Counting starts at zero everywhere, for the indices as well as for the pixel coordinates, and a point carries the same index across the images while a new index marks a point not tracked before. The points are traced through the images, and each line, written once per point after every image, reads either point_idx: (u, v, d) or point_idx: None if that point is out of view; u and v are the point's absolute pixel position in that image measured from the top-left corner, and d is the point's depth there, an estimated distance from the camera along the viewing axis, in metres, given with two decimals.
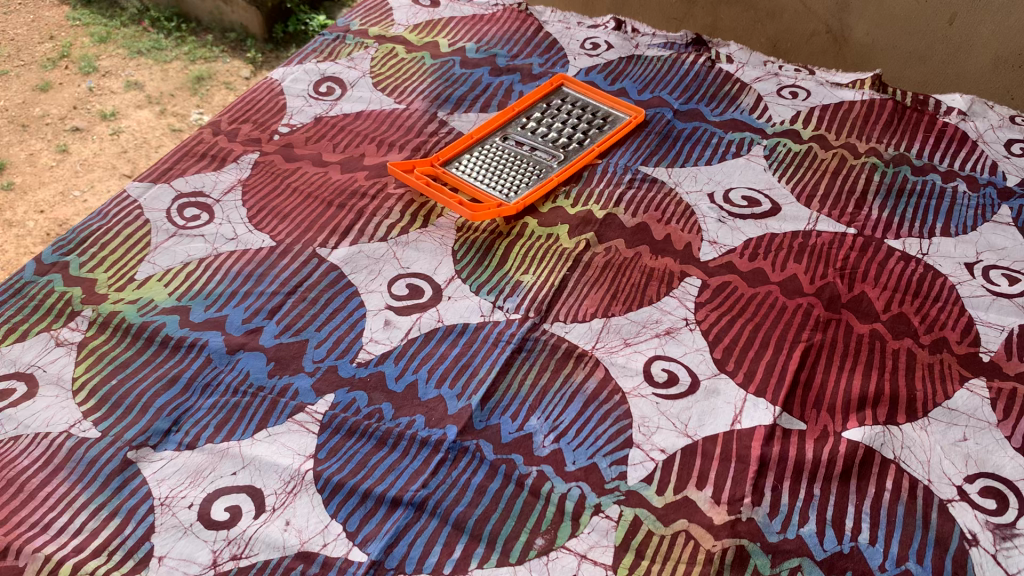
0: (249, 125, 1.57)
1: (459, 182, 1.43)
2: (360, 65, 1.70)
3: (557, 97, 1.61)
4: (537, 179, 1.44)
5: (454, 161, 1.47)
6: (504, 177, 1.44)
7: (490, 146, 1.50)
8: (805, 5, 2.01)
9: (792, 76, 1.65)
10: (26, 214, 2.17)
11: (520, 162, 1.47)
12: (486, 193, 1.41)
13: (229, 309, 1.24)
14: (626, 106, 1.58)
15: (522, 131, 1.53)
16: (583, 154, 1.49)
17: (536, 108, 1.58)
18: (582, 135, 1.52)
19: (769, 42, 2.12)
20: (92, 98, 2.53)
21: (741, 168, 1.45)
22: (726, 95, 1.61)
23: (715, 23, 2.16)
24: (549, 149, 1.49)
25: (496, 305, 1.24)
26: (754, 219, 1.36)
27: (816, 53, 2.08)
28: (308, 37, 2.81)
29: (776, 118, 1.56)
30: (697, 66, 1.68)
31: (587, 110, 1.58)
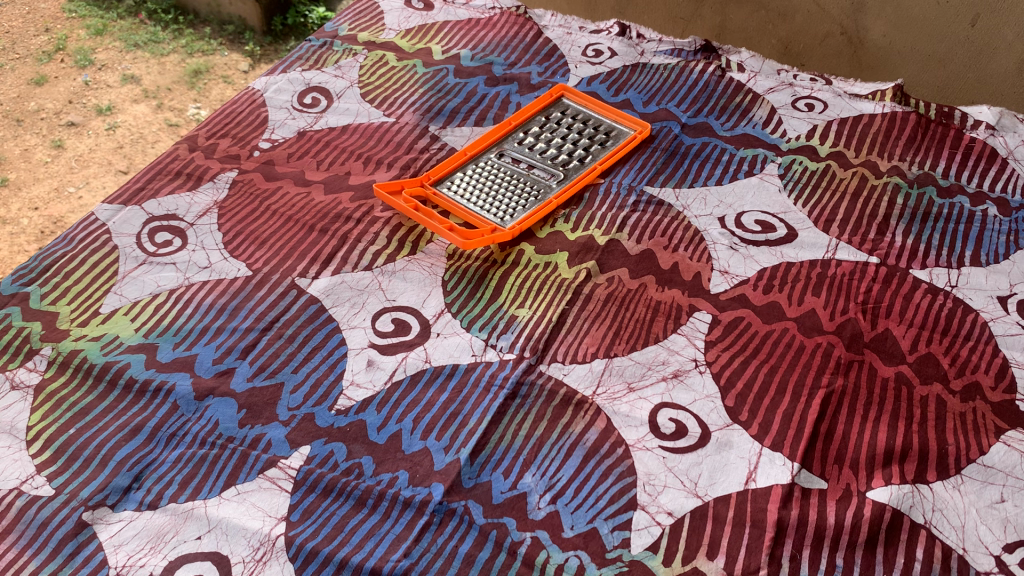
0: (227, 140, 1.47)
1: (450, 205, 1.33)
2: (348, 74, 1.60)
3: (557, 109, 1.51)
4: (535, 201, 1.34)
5: (445, 181, 1.37)
6: (499, 198, 1.34)
7: (485, 165, 1.40)
8: (818, 6, 1.90)
9: (808, 86, 1.55)
10: (20, 212, 2.09)
11: (516, 182, 1.37)
12: (480, 216, 1.31)
13: (199, 348, 1.14)
14: (630, 119, 1.48)
15: (519, 147, 1.43)
16: (585, 173, 1.38)
17: (534, 122, 1.48)
18: (583, 151, 1.42)
19: (780, 44, 2.01)
20: (88, 92, 2.43)
21: (754, 189, 1.35)
22: (737, 107, 1.51)
23: (723, 23, 2.05)
24: (548, 167, 1.39)
25: (489, 344, 1.14)
26: (768, 246, 1.26)
27: (830, 55, 1.97)
28: (308, 31, 2.69)
29: (791, 132, 1.45)
30: (706, 75, 1.58)
31: (588, 124, 1.48)
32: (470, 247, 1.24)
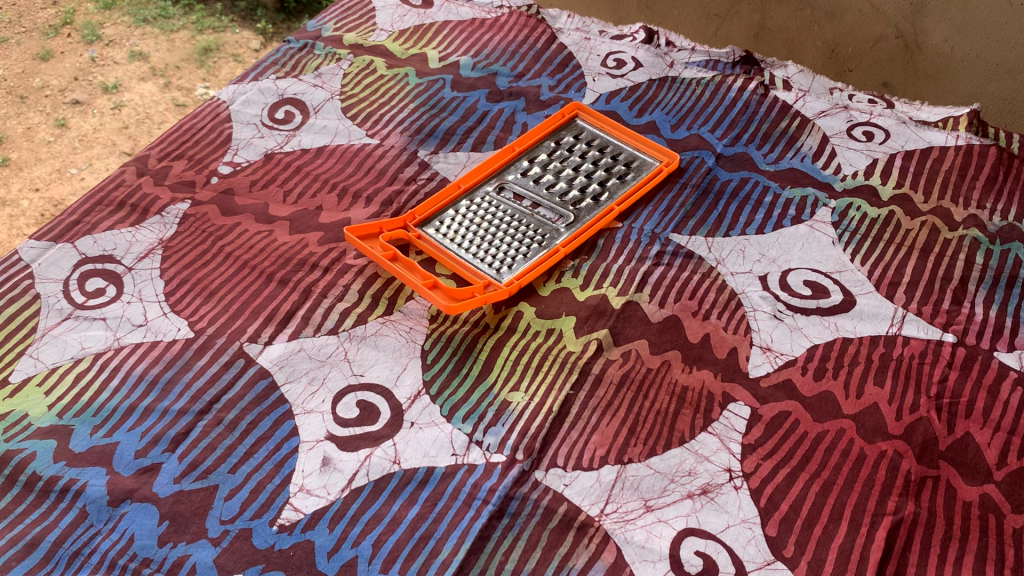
0: (182, 162, 1.26)
1: (437, 254, 1.12)
2: (329, 83, 1.38)
3: (569, 132, 1.28)
4: (538, 249, 1.12)
5: (432, 221, 1.16)
6: (496, 245, 1.12)
7: (481, 201, 1.18)
8: (871, 4, 1.61)
9: (866, 110, 1.32)
10: (20, 192, 1.90)
11: (518, 224, 1.15)
12: (472, 268, 1.10)
13: (121, 435, 0.94)
14: (655, 147, 1.25)
15: (522, 180, 1.21)
16: (599, 214, 1.16)
17: (541, 148, 1.25)
18: (598, 186, 1.19)
19: (825, 46, 1.72)
20: (95, 68, 2.19)
21: (801, 240, 1.13)
22: (782, 134, 1.28)
23: (763, 22, 1.76)
24: (556, 206, 1.17)
25: (474, 440, 0.92)
26: (819, 316, 1.04)
27: (882, 63, 1.67)
28: (322, 7, 2.47)
29: (846, 168, 1.23)
30: (745, 93, 1.35)
31: (605, 150, 1.25)
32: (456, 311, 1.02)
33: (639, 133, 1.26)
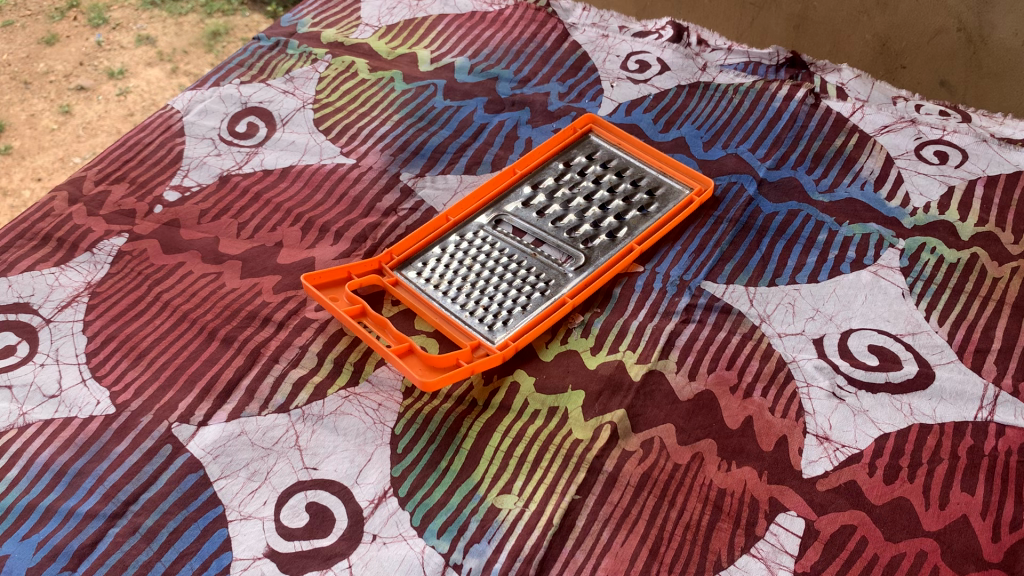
0: (123, 186, 1.07)
1: (416, 306, 0.91)
2: (301, 89, 1.18)
3: (581, 149, 1.06)
4: (540, 300, 0.90)
5: (413, 263, 0.95)
6: (488, 293, 0.91)
7: (473, 237, 0.97)
8: None
9: (937, 124, 1.10)
10: (21, 184, 1.58)
11: (516, 266, 0.93)
12: (458, 325, 0.88)
13: (13, 545, 0.75)
14: (684, 170, 1.03)
15: (523, 210, 0.99)
16: (616, 255, 0.94)
17: (547, 170, 1.04)
18: (615, 218, 0.97)
19: (874, 39, 1.31)
20: (100, 52, 1.82)
21: (864, 291, 0.92)
22: (837, 154, 1.07)
23: (804, 12, 1.34)
24: (563, 243, 0.95)
25: (451, 562, 0.72)
26: (889, 395, 0.83)
27: (936, 61, 1.28)
28: None
29: (917, 199, 1.01)
30: (792, 103, 1.13)
31: (624, 173, 1.03)
32: (433, 387, 0.81)
33: (665, 152, 1.03)
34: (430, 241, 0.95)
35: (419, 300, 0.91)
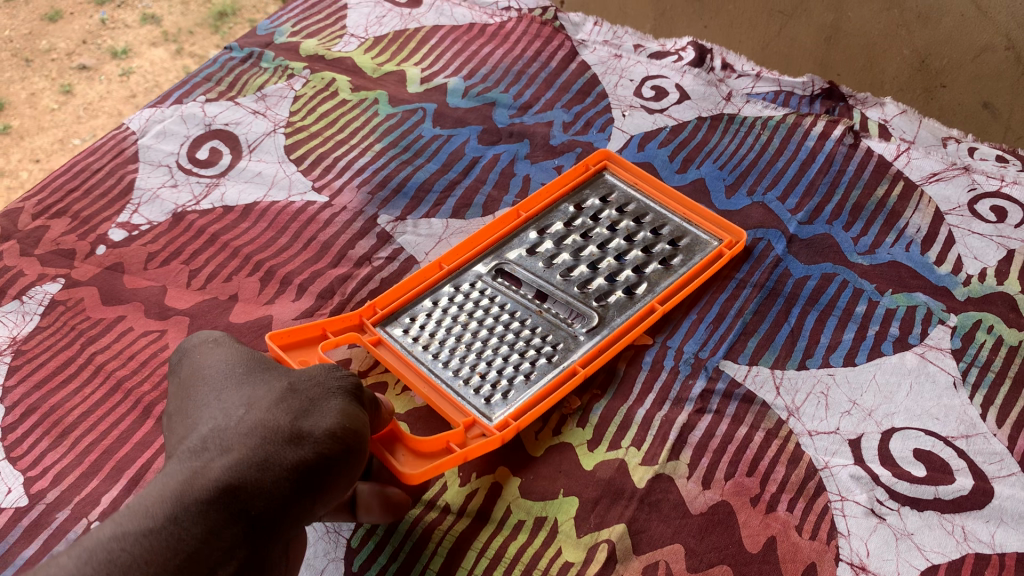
0: (64, 221, 0.94)
1: (398, 371, 0.77)
2: (273, 108, 1.05)
3: (595, 188, 0.91)
4: (542, 369, 0.76)
5: (397, 319, 0.81)
6: (485, 359, 0.77)
7: (468, 289, 0.83)
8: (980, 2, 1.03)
9: (994, 173, 0.97)
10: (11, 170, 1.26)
11: (518, 326, 0.79)
12: (450, 398, 0.75)
13: None
14: (712, 218, 0.88)
15: (527, 258, 0.85)
16: (634, 316, 0.80)
17: (554, 212, 0.89)
18: (633, 271, 0.83)
19: (911, 55, 1.12)
20: (105, 30, 1.46)
21: (908, 380, 0.78)
22: (878, 208, 0.93)
23: (836, 23, 1.15)
24: (573, 300, 0.81)
25: None
26: (938, 515, 0.70)
27: (985, 81, 1.09)
28: None
29: (971, 267, 0.88)
30: (828, 143, 1.00)
31: (642, 219, 0.88)
32: (416, 479, 0.68)
33: (689, 195, 0.89)
34: (419, 294, 0.82)
35: (402, 364, 0.78)
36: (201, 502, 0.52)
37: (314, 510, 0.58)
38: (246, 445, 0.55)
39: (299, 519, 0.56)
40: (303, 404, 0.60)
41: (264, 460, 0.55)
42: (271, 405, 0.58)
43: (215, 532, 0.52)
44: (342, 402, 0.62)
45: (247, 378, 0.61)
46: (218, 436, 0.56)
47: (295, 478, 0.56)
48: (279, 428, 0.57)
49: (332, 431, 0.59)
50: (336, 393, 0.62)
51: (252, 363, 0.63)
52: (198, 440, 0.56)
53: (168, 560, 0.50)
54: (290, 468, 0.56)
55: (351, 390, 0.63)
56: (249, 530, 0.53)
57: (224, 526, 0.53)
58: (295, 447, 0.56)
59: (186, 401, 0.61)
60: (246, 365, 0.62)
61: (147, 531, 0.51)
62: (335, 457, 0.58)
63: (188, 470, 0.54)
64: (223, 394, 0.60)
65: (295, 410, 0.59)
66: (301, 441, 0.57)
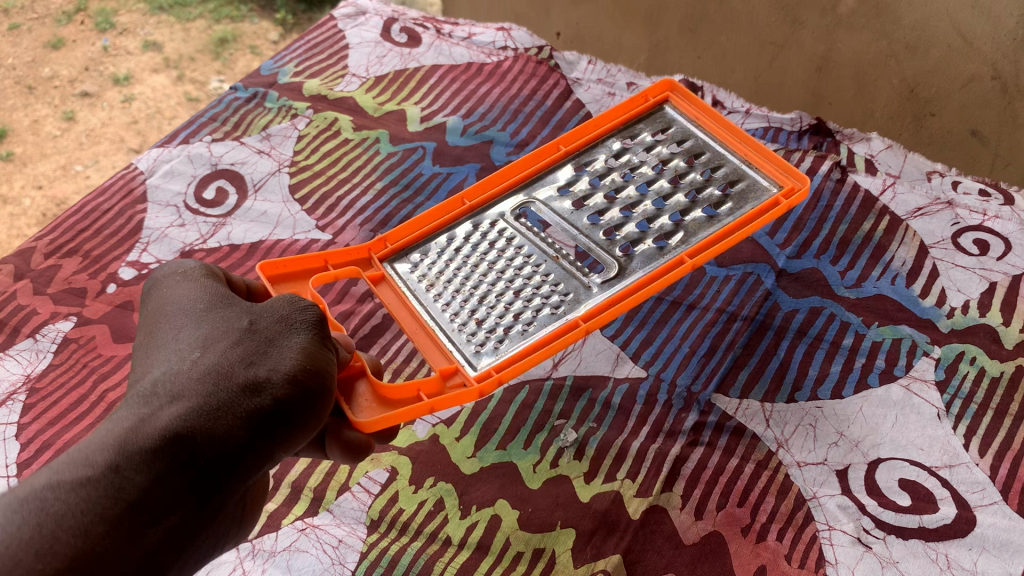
0: (76, 260, 0.97)
1: (395, 309, 0.80)
2: (278, 148, 1.09)
3: (652, 121, 0.91)
4: (546, 326, 0.76)
5: (409, 256, 0.84)
6: (485, 309, 0.79)
7: (490, 229, 0.85)
8: (964, 37, 1.10)
9: (977, 207, 1.00)
10: None
11: (531, 277, 0.81)
12: (438, 341, 0.77)
13: None
14: (779, 164, 0.82)
15: (558, 198, 0.86)
16: (664, 267, 0.78)
17: (599, 147, 0.90)
18: (672, 220, 0.81)
19: (901, 83, 1.19)
20: None
21: (894, 411, 0.81)
22: (864, 241, 0.96)
23: (828, 54, 1.24)
24: (597, 247, 0.81)
25: None
26: (922, 543, 0.72)
27: (971, 109, 1.15)
28: None
29: (954, 300, 0.91)
30: (816, 179, 1.03)
31: (697, 158, 0.86)
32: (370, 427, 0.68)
33: (757, 141, 0.84)
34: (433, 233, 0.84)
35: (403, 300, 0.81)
36: (146, 450, 0.53)
37: (273, 454, 0.58)
38: (197, 388, 0.56)
39: (256, 462, 0.57)
40: (261, 348, 0.60)
41: (217, 404, 0.56)
42: (226, 346, 0.60)
43: (160, 478, 0.53)
44: (307, 340, 0.62)
45: (208, 321, 0.62)
46: (169, 381, 0.57)
47: (250, 420, 0.57)
48: (233, 370, 0.58)
49: (291, 370, 0.59)
50: (299, 331, 0.62)
51: (216, 304, 0.64)
52: (151, 384, 0.57)
53: (110, 507, 0.52)
54: (244, 414, 0.57)
55: (315, 330, 0.63)
56: (198, 476, 0.54)
57: (172, 471, 0.54)
58: (245, 392, 0.57)
59: (149, 339, 0.63)
60: (206, 306, 0.63)
61: (86, 481, 0.52)
62: (291, 401, 0.59)
63: (134, 417, 0.55)
64: (182, 335, 0.61)
65: (252, 352, 0.60)
66: (255, 382, 0.58)
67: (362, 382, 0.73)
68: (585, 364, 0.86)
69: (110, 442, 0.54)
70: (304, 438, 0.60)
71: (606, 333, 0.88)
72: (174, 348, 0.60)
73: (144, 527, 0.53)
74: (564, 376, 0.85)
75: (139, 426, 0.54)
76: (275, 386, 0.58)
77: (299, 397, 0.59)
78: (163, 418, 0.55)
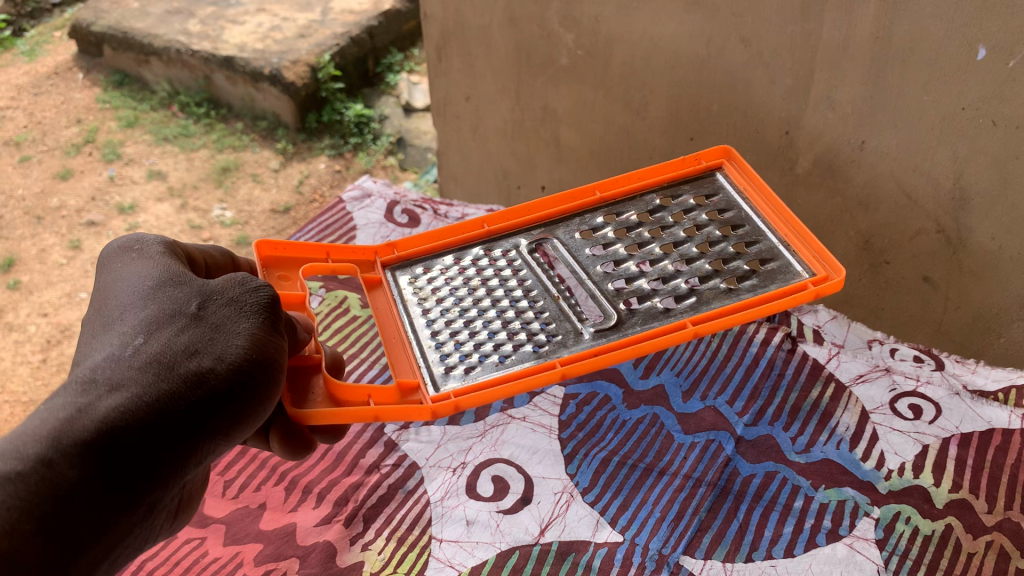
0: None
1: (375, 312, 1.02)
2: None
3: (700, 184, 1.10)
4: (529, 364, 0.92)
5: (411, 270, 1.07)
6: (472, 324, 0.98)
7: (503, 254, 1.07)
8: (909, 196, 1.24)
9: (911, 372, 1.14)
10: None
11: (532, 312, 0.99)
12: (406, 346, 0.96)
13: None
14: (822, 256, 0.95)
15: (581, 240, 1.07)
16: (675, 325, 0.93)
17: (637, 202, 1.10)
18: (693, 292, 0.97)
19: (857, 236, 1.34)
20: None
21: (839, 568, 0.92)
22: (813, 408, 1.10)
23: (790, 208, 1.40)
24: (605, 301, 0.99)
25: None
26: None
27: (921, 258, 1.29)
28: (342, 129, 2.68)
29: (891, 461, 1.03)
30: (769, 348, 1.17)
31: (740, 230, 1.02)
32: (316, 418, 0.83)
33: (798, 220, 0.99)
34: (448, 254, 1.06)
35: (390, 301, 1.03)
36: (86, 439, 0.66)
37: (209, 435, 0.72)
38: (143, 380, 0.70)
39: (192, 443, 0.71)
40: (194, 344, 0.74)
41: (160, 395, 0.70)
42: (172, 338, 0.74)
43: (99, 464, 0.66)
44: (251, 327, 0.77)
45: (158, 303, 0.76)
46: (109, 371, 0.70)
47: (190, 408, 0.71)
48: (176, 363, 0.72)
49: (231, 360, 0.74)
50: (244, 319, 0.77)
51: (164, 286, 0.78)
52: (99, 370, 0.70)
53: (51, 493, 0.63)
54: (185, 403, 0.71)
55: (262, 313, 0.78)
56: (136, 459, 0.67)
57: (113, 457, 0.66)
58: (178, 385, 0.71)
59: (103, 320, 0.76)
60: (157, 291, 0.77)
61: (19, 473, 0.63)
62: (219, 396, 0.72)
63: (76, 406, 0.67)
64: (133, 321, 0.75)
65: (195, 343, 0.74)
66: (196, 373, 0.72)
67: (319, 377, 0.90)
68: (569, 530, 0.97)
69: (48, 432, 0.65)
70: (236, 422, 0.74)
71: (587, 500, 1.00)
72: (117, 341, 0.73)
73: (82, 505, 0.64)
74: (550, 542, 0.96)
75: (81, 412, 0.66)
76: (212, 376, 0.73)
77: (228, 389, 0.73)
78: (101, 406, 0.67)
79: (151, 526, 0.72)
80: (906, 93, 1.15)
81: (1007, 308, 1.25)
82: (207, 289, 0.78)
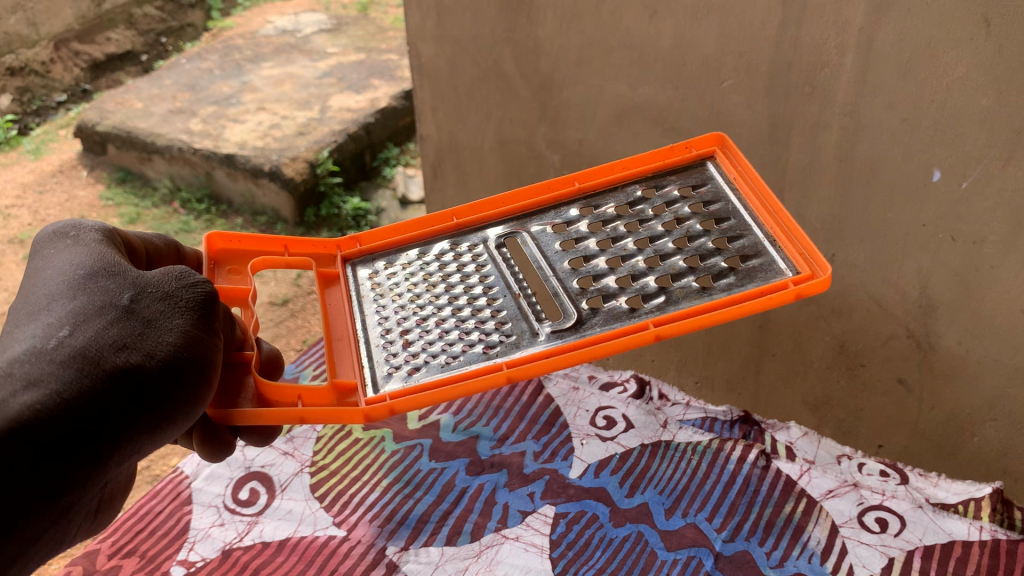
0: (134, 560, 1.19)
1: (326, 304, 1.16)
2: (299, 449, 1.36)
3: (689, 173, 1.19)
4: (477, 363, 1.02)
5: (372, 265, 1.21)
6: (423, 325, 1.10)
7: (469, 247, 1.19)
8: (879, 304, 1.35)
9: (877, 487, 1.22)
10: None
11: (491, 313, 1.10)
12: (358, 341, 1.09)
13: None
14: (809, 252, 1.01)
15: (551, 235, 1.18)
16: (641, 324, 0.99)
17: (617, 193, 1.20)
18: (666, 294, 1.04)
19: (833, 340, 1.45)
20: None
21: None
22: (786, 523, 1.17)
23: (767, 315, 1.53)
24: (570, 297, 1.08)
25: None
26: None
27: (893, 360, 1.38)
28: (340, 222, 2.81)
29: (859, 571, 1.10)
30: (745, 465, 1.26)
31: (725, 225, 1.10)
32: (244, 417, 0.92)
33: (789, 218, 1.04)
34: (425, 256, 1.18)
35: (349, 293, 1.16)
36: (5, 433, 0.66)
37: (131, 428, 0.74)
38: (68, 372, 0.71)
39: (112, 435, 0.72)
40: (122, 338, 0.76)
41: (86, 387, 0.71)
42: (99, 330, 0.76)
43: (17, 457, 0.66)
44: (180, 325, 0.81)
45: (86, 294, 0.79)
46: (29, 364, 0.70)
47: (114, 401, 0.73)
48: (101, 356, 0.74)
49: (158, 357, 0.77)
50: (174, 317, 0.81)
51: (91, 279, 0.80)
52: (20, 359, 0.71)
53: None
54: (110, 396, 0.73)
55: (193, 312, 0.83)
56: (56, 451, 0.68)
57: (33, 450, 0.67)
58: (103, 377, 0.73)
59: (23, 314, 0.77)
60: (85, 283, 0.80)
61: None
62: (145, 390, 0.75)
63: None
64: (57, 313, 0.76)
65: (123, 337, 0.76)
66: (122, 367, 0.74)
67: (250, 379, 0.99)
68: None
69: None
70: (160, 416, 0.76)
71: None
72: (40, 330, 0.74)
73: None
74: None
75: None
76: (137, 370, 0.75)
77: (154, 383, 0.76)
78: (16, 402, 0.67)
79: (66, 528, 0.72)
80: (872, 211, 1.27)
81: (977, 408, 1.32)
82: (139, 284, 0.82)
